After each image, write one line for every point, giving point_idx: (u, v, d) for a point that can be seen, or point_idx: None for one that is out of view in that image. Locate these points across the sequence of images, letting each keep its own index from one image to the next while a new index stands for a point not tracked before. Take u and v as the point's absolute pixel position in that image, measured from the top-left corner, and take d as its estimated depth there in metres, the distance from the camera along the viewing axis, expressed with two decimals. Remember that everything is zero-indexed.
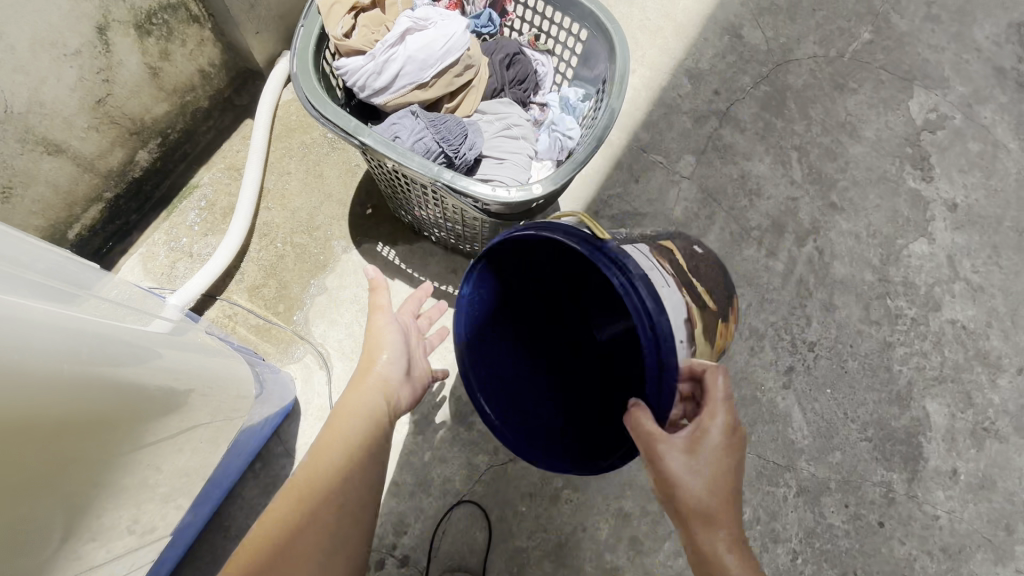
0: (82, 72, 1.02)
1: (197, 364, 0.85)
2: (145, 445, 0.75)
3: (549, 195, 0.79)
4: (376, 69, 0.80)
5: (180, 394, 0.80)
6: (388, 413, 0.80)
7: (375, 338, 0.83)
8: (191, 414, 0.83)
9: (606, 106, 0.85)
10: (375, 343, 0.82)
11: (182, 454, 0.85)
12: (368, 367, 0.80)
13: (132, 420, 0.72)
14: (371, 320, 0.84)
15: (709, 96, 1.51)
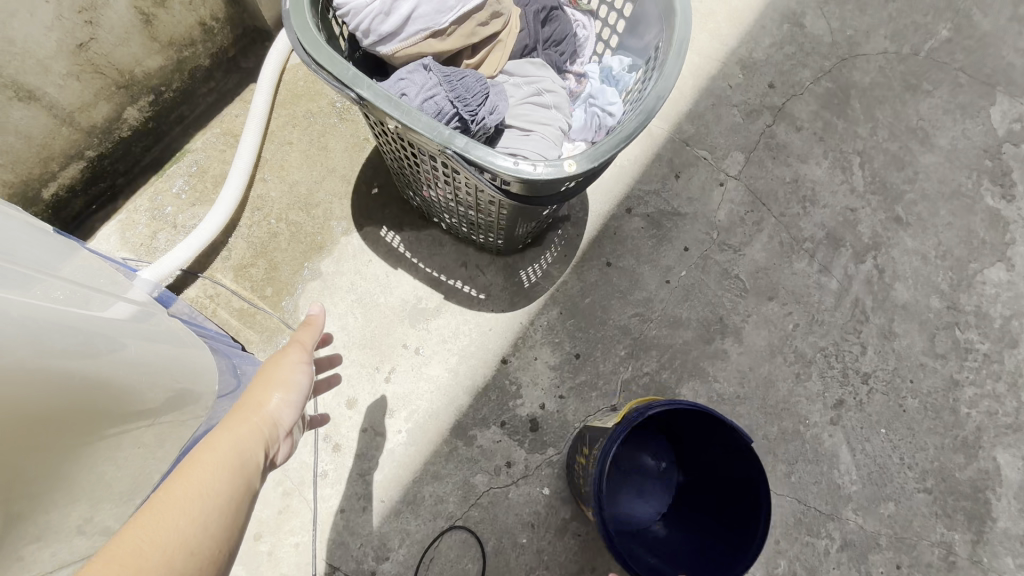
0: (61, 9, 0.90)
1: (158, 352, 0.66)
2: (66, 439, 0.51)
3: (583, 175, 0.64)
4: (384, 8, 0.66)
5: (115, 369, 0.56)
6: (263, 473, 0.56)
7: (280, 367, 0.62)
8: (142, 397, 0.60)
9: (657, 74, 0.71)
10: (279, 374, 0.62)
11: (140, 450, 0.61)
12: (266, 402, 0.58)
13: (23, 399, 0.47)
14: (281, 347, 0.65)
15: (763, 89, 1.34)
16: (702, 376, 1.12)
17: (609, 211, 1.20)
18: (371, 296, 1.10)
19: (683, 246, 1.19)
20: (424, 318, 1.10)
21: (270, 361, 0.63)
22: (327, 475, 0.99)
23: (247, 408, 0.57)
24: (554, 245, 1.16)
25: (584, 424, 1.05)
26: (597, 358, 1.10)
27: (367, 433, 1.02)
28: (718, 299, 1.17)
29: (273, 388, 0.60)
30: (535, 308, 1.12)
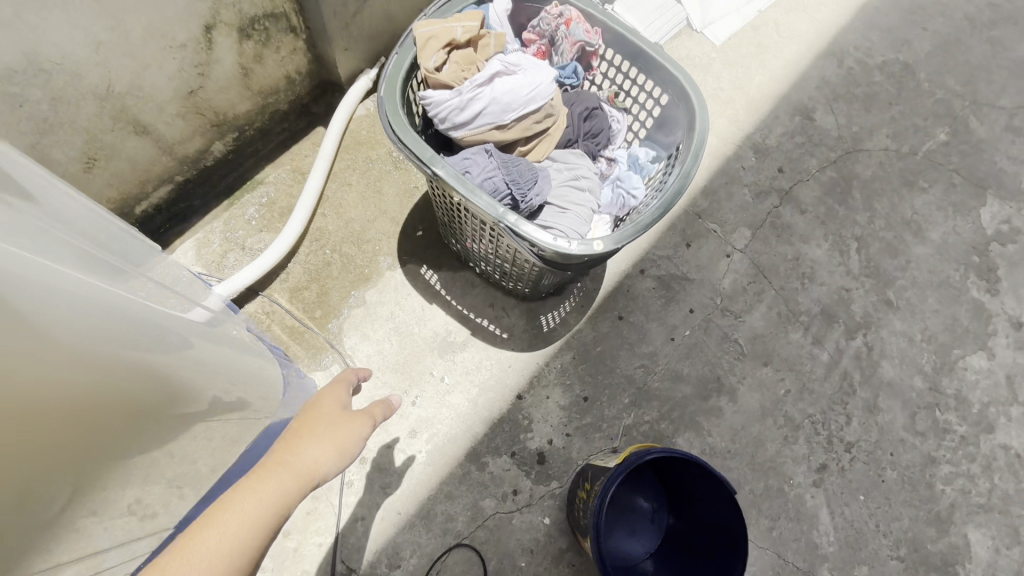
0: (183, 63, 1.07)
1: (223, 359, 0.76)
2: (163, 431, 0.60)
3: (608, 253, 0.78)
4: (460, 104, 0.80)
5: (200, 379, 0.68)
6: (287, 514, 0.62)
7: (345, 432, 0.70)
8: (198, 400, 0.66)
9: (676, 171, 0.85)
10: (342, 437, 0.69)
11: (205, 442, 0.71)
12: (321, 453, 0.65)
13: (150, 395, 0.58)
14: (348, 414, 0.73)
15: (772, 172, 1.49)
16: (697, 429, 1.23)
17: (625, 269, 1.33)
18: (406, 326, 1.23)
19: (689, 308, 1.32)
20: (451, 350, 1.22)
21: (336, 421, 0.71)
22: (353, 484, 1.10)
23: (304, 454, 0.64)
24: (573, 296, 1.29)
25: (586, 461, 1.16)
26: (603, 403, 1.22)
27: (391, 450, 1.14)
28: (718, 360, 1.29)
29: (332, 444, 0.67)
30: (551, 351, 1.25)
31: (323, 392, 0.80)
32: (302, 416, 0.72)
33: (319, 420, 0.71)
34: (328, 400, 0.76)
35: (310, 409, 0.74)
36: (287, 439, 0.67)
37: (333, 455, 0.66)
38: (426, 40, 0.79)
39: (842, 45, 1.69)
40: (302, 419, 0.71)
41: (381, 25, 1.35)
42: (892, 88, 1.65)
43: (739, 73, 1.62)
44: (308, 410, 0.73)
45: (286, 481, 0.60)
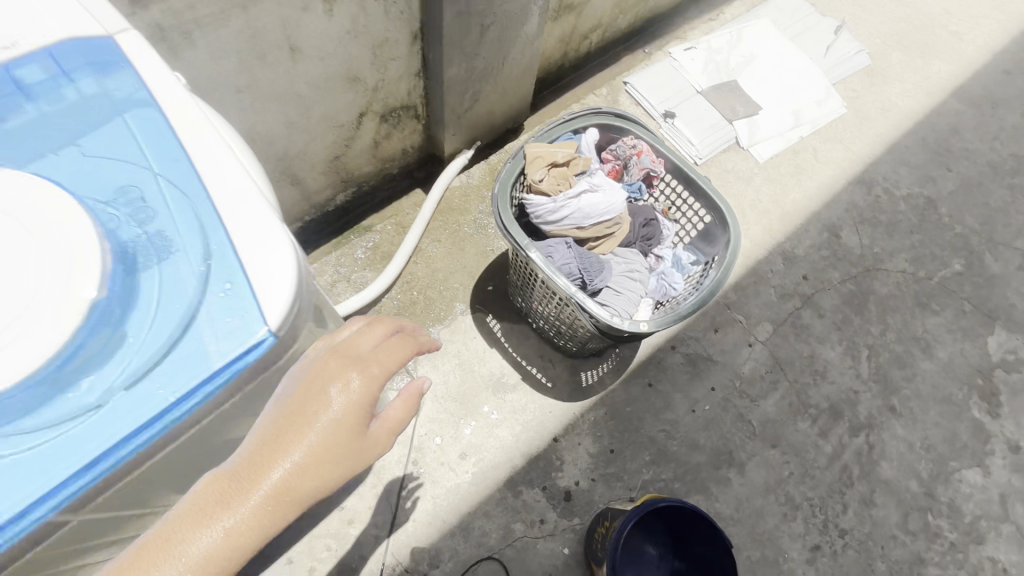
0: (337, 138, 1.40)
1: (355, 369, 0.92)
2: None
3: (651, 333, 1.02)
4: (552, 208, 1.07)
5: None
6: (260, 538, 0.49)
7: (343, 458, 0.50)
8: None
9: (712, 276, 1.09)
10: (336, 464, 0.50)
11: None
12: (304, 492, 0.48)
13: None
14: (358, 425, 0.51)
15: (797, 278, 1.71)
16: (706, 493, 1.40)
17: (658, 344, 1.55)
18: (469, 363, 1.47)
19: (710, 386, 1.52)
20: (503, 390, 1.45)
21: (327, 445, 0.49)
22: (408, 489, 1.31)
23: (278, 487, 0.47)
24: (611, 359, 1.51)
25: (606, 505, 1.34)
26: (627, 457, 1.41)
27: (443, 466, 1.35)
28: (731, 435, 1.47)
29: (322, 480, 0.49)
30: (587, 404, 1.46)
31: (332, 358, 0.53)
32: (293, 402, 0.50)
33: (304, 438, 0.49)
34: (334, 387, 0.51)
35: (303, 397, 0.50)
36: (261, 456, 0.48)
37: (316, 491, 0.49)
38: (534, 159, 1.07)
39: (872, 175, 1.92)
40: (288, 418, 0.50)
41: (483, 118, 1.68)
42: (915, 218, 1.87)
43: (776, 188, 1.87)
44: (303, 393, 0.51)
45: (253, 523, 0.46)
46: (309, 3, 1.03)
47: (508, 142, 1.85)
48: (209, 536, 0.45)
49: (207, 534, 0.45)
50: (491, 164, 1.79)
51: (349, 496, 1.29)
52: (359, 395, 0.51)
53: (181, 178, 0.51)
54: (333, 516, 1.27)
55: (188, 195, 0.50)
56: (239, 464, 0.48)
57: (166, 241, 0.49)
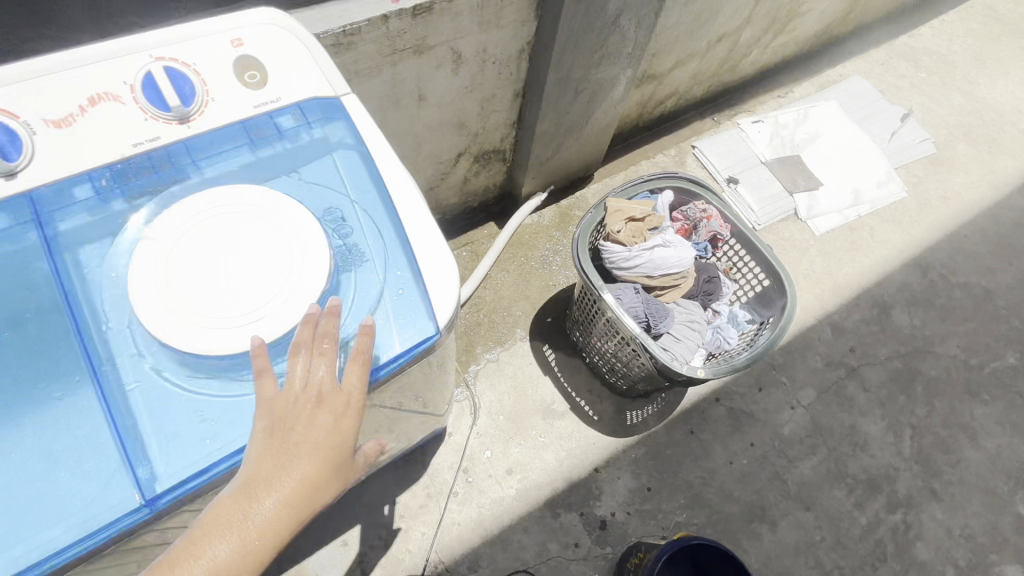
0: (436, 172, 1.59)
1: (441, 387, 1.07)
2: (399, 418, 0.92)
3: (706, 379, 1.12)
4: (628, 256, 1.19)
5: (426, 400, 0.97)
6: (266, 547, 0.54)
7: (332, 479, 0.55)
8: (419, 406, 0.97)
9: (767, 335, 1.18)
10: (331, 484, 0.55)
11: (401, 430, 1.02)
12: (302, 512, 0.53)
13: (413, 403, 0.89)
14: (345, 450, 0.56)
15: (845, 349, 1.76)
16: (737, 545, 1.45)
17: (702, 394, 1.63)
18: (523, 387, 1.59)
19: (750, 441, 1.58)
20: (552, 416, 1.56)
21: (323, 471, 0.54)
22: (457, 494, 1.42)
23: (276, 511, 0.51)
24: (656, 402, 1.60)
25: (639, 540, 1.41)
26: (663, 496, 1.48)
27: (491, 478, 1.46)
28: (766, 492, 1.51)
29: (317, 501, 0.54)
30: (629, 441, 1.54)
31: (324, 387, 0.56)
32: (289, 428, 0.54)
33: (300, 465, 0.53)
34: (326, 417, 0.55)
35: (298, 425, 0.54)
36: (258, 481, 0.51)
37: (308, 512, 0.54)
38: (614, 212, 1.21)
39: (928, 260, 1.97)
40: (284, 445, 0.53)
41: (561, 166, 1.85)
42: (969, 307, 1.90)
43: (831, 261, 1.94)
44: (300, 421, 0.54)
45: (258, 543, 0.50)
46: (442, 63, 1.23)
47: (579, 189, 2.02)
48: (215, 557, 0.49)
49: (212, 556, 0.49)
50: (562, 207, 1.95)
51: (404, 492, 1.42)
52: (349, 424, 0.57)
53: (378, 208, 0.67)
54: (387, 508, 1.40)
55: (382, 221, 0.66)
56: (236, 488, 0.51)
57: (363, 252, 0.65)
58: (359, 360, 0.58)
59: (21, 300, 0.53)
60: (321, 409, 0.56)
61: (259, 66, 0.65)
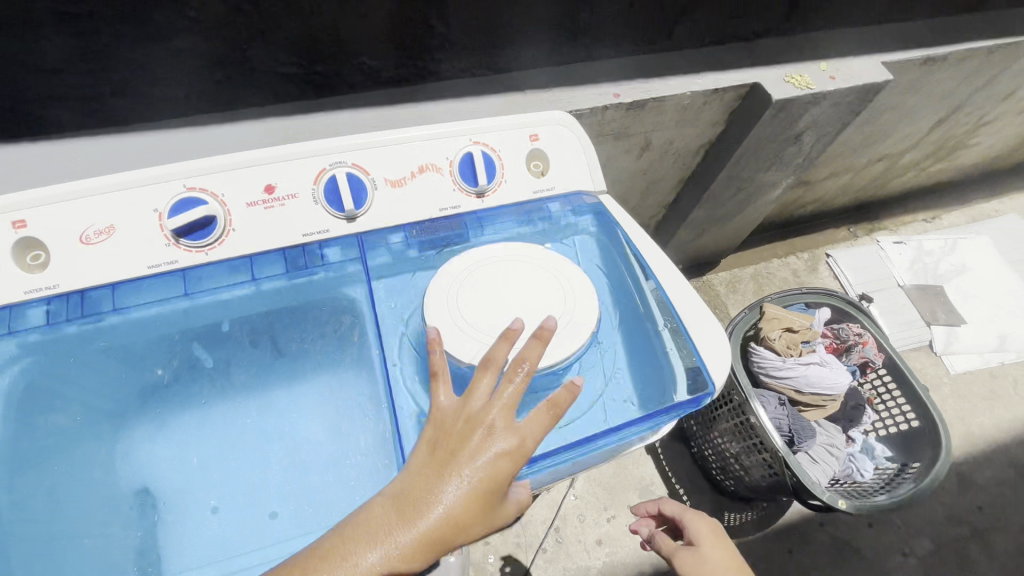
0: None
1: None
2: None
3: (846, 511, 1.10)
4: (780, 365, 1.21)
5: None
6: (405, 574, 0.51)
7: (479, 518, 0.52)
8: None
9: (913, 481, 1.14)
10: (478, 517, 0.51)
11: None
12: (442, 545, 0.50)
13: None
14: (497, 491, 0.52)
15: (971, 506, 1.64)
16: None
17: (808, 514, 1.56)
18: (624, 459, 1.60)
19: None
20: (648, 496, 1.55)
21: (473, 507, 0.51)
22: (546, 552, 1.44)
23: (420, 533, 0.49)
24: (756, 510, 1.56)
25: None
26: None
27: (579, 544, 1.46)
28: None
29: (457, 539, 0.51)
30: None
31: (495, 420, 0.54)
32: (451, 452, 0.52)
33: (453, 492, 0.50)
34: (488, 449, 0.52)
35: (460, 449, 0.52)
36: (412, 499, 0.50)
37: (443, 550, 0.50)
38: (772, 319, 1.25)
39: None
40: (444, 466, 0.51)
41: (696, 250, 1.89)
42: None
43: (965, 405, 1.83)
44: (461, 443, 0.53)
45: (392, 564, 0.48)
46: (631, 148, 1.33)
47: (704, 273, 2.04)
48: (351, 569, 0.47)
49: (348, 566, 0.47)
50: None
51: (495, 535, 1.45)
52: (512, 464, 0.53)
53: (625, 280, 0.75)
54: (478, 546, 1.44)
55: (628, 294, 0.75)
56: (392, 498, 0.50)
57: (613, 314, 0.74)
58: (547, 403, 0.56)
59: (348, 326, 0.70)
60: (488, 442, 0.52)
61: (545, 159, 0.76)
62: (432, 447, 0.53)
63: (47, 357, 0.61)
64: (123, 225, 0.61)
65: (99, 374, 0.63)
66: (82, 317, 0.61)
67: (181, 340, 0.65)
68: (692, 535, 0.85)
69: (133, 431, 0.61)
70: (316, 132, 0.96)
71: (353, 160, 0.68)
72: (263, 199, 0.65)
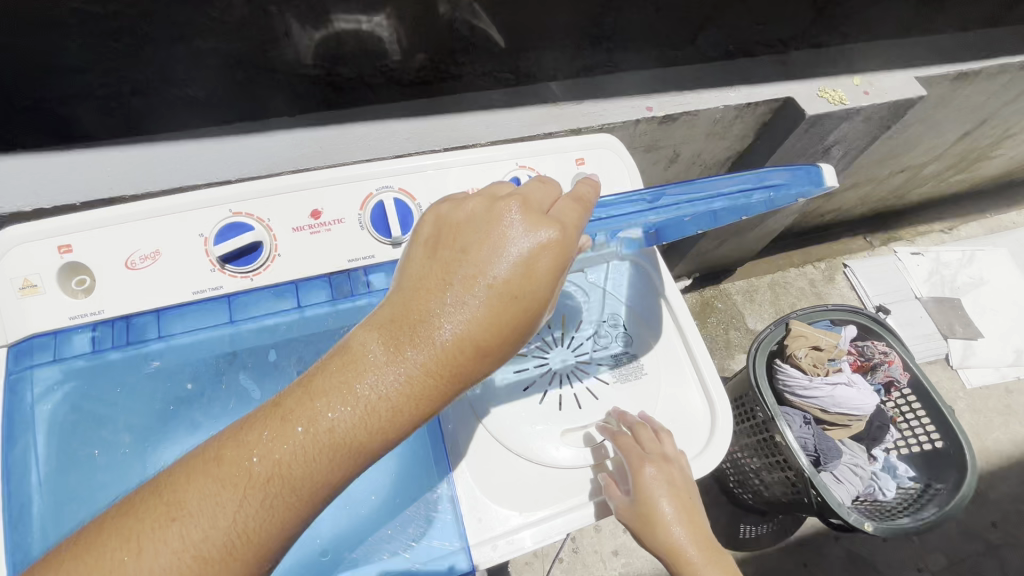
0: None
1: None
2: None
3: (871, 533, 1.09)
4: (805, 383, 1.21)
5: None
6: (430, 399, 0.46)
7: (504, 328, 0.46)
8: None
9: (938, 506, 1.13)
10: (502, 325, 0.45)
11: None
12: (458, 366, 0.45)
13: None
14: (527, 294, 0.46)
15: (986, 522, 1.64)
16: None
17: (824, 528, 1.56)
18: None
19: None
20: None
21: (491, 314, 0.45)
22: (562, 562, 1.45)
23: (431, 345, 0.44)
24: (773, 522, 1.55)
25: None
26: None
27: (596, 555, 1.46)
28: None
29: (480, 355, 0.45)
30: (738, 555, 1.51)
31: (507, 226, 0.47)
32: (455, 256, 0.47)
33: (465, 299, 0.45)
34: (500, 259, 0.46)
35: (461, 262, 0.47)
36: (411, 320, 0.45)
37: (467, 363, 0.45)
38: (797, 336, 1.24)
39: None
40: (445, 279, 0.46)
41: (715, 259, 1.88)
42: None
43: (981, 420, 1.83)
44: (467, 246, 0.47)
45: (399, 392, 0.44)
46: (660, 160, 1.31)
47: (722, 281, 2.02)
48: (351, 405, 0.44)
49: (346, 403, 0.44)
50: (704, 297, 1.97)
51: None
52: (544, 261, 0.47)
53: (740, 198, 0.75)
54: None
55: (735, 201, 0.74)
56: (386, 326, 0.45)
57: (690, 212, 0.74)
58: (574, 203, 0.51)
59: None
60: (495, 247, 0.46)
61: None
62: (429, 259, 0.48)
63: (91, 383, 0.60)
64: (168, 249, 0.60)
65: (133, 398, 0.61)
66: (127, 343, 0.60)
67: (226, 368, 0.65)
68: (647, 504, 0.64)
69: (175, 456, 0.60)
70: (350, 145, 0.95)
71: (399, 184, 0.67)
72: (308, 224, 0.64)
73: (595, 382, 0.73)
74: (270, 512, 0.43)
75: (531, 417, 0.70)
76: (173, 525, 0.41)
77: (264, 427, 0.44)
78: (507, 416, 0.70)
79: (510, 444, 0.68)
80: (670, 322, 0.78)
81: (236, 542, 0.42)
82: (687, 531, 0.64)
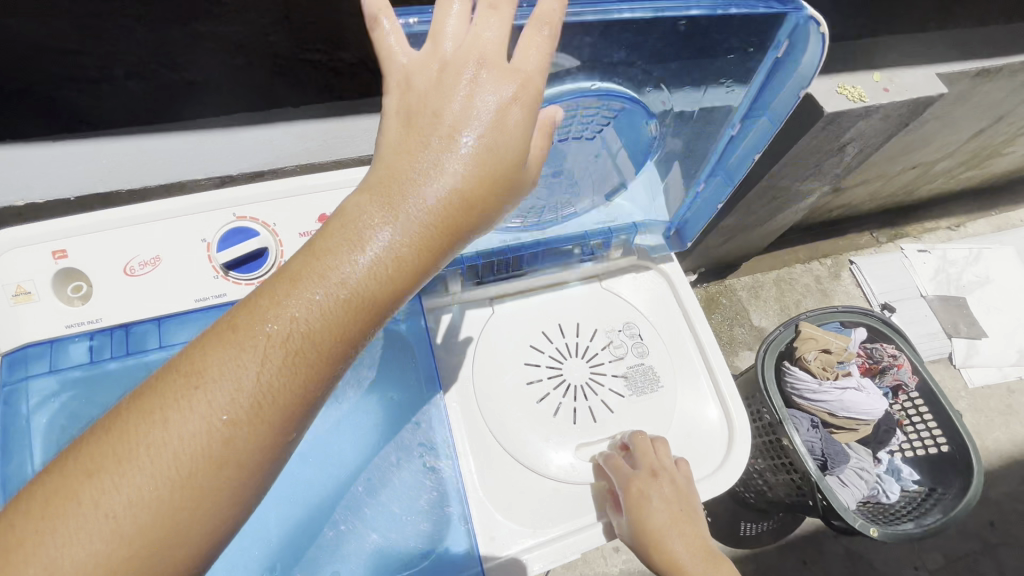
0: None
1: None
2: None
3: (877, 539, 1.09)
4: (815, 387, 1.20)
5: None
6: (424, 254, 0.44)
7: (492, 176, 0.45)
8: None
9: (942, 513, 1.14)
10: (491, 175, 0.45)
11: None
12: (454, 221, 0.44)
13: None
14: (514, 142, 0.45)
15: (984, 522, 1.65)
16: None
17: (824, 526, 1.57)
18: None
19: None
20: None
21: (478, 166, 0.44)
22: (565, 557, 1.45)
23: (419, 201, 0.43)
24: (773, 520, 1.56)
25: None
26: None
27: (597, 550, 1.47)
28: None
29: (469, 208, 0.44)
30: (737, 552, 1.51)
31: (483, 78, 0.45)
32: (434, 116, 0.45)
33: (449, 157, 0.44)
34: (486, 109, 0.45)
35: (446, 119, 0.45)
36: (398, 179, 0.44)
37: (457, 211, 0.44)
38: (808, 339, 1.22)
39: None
40: (426, 138, 0.45)
41: (723, 255, 1.86)
42: None
43: (982, 420, 1.83)
44: (444, 104, 0.45)
45: (396, 247, 0.43)
46: None
47: (727, 276, 2.00)
48: (347, 268, 0.42)
49: (340, 266, 0.42)
50: (710, 292, 1.95)
51: None
52: (522, 112, 0.45)
53: (721, 71, 0.56)
54: None
55: (721, 105, 0.60)
56: (373, 190, 0.44)
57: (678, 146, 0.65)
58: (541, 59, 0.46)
59: None
60: (478, 97, 0.45)
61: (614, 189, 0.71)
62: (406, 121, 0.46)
63: (88, 393, 0.58)
64: (169, 255, 0.58)
65: None
66: (127, 353, 0.58)
67: None
68: (640, 524, 0.62)
69: None
70: (358, 142, 0.91)
71: None
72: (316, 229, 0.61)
73: (610, 395, 0.71)
74: (280, 378, 0.41)
75: (545, 431, 0.68)
76: (194, 393, 0.40)
77: (256, 304, 0.42)
78: (520, 430, 0.68)
79: (508, 447, 0.67)
80: (686, 327, 0.77)
81: (253, 407, 0.40)
82: (688, 549, 0.61)
